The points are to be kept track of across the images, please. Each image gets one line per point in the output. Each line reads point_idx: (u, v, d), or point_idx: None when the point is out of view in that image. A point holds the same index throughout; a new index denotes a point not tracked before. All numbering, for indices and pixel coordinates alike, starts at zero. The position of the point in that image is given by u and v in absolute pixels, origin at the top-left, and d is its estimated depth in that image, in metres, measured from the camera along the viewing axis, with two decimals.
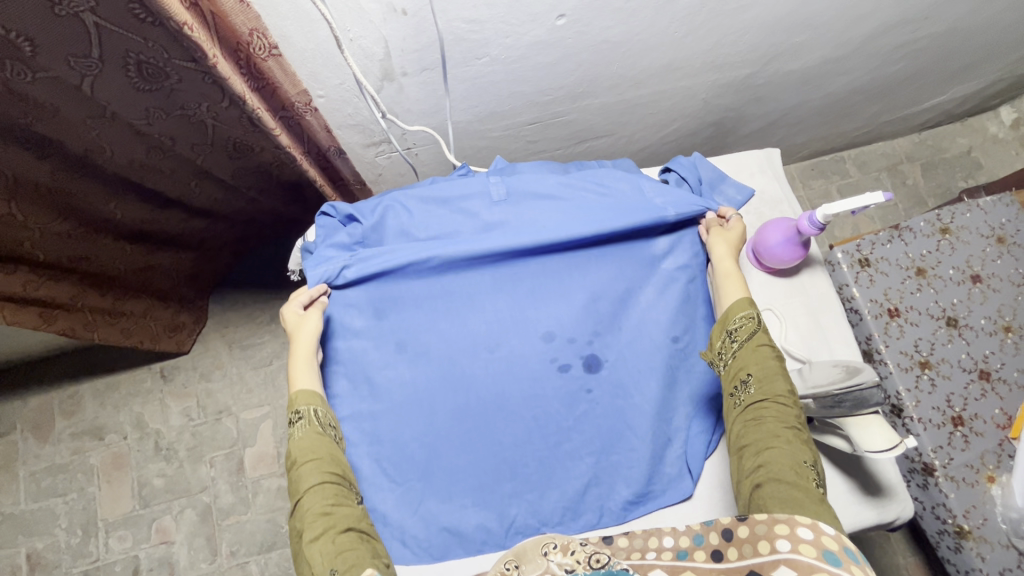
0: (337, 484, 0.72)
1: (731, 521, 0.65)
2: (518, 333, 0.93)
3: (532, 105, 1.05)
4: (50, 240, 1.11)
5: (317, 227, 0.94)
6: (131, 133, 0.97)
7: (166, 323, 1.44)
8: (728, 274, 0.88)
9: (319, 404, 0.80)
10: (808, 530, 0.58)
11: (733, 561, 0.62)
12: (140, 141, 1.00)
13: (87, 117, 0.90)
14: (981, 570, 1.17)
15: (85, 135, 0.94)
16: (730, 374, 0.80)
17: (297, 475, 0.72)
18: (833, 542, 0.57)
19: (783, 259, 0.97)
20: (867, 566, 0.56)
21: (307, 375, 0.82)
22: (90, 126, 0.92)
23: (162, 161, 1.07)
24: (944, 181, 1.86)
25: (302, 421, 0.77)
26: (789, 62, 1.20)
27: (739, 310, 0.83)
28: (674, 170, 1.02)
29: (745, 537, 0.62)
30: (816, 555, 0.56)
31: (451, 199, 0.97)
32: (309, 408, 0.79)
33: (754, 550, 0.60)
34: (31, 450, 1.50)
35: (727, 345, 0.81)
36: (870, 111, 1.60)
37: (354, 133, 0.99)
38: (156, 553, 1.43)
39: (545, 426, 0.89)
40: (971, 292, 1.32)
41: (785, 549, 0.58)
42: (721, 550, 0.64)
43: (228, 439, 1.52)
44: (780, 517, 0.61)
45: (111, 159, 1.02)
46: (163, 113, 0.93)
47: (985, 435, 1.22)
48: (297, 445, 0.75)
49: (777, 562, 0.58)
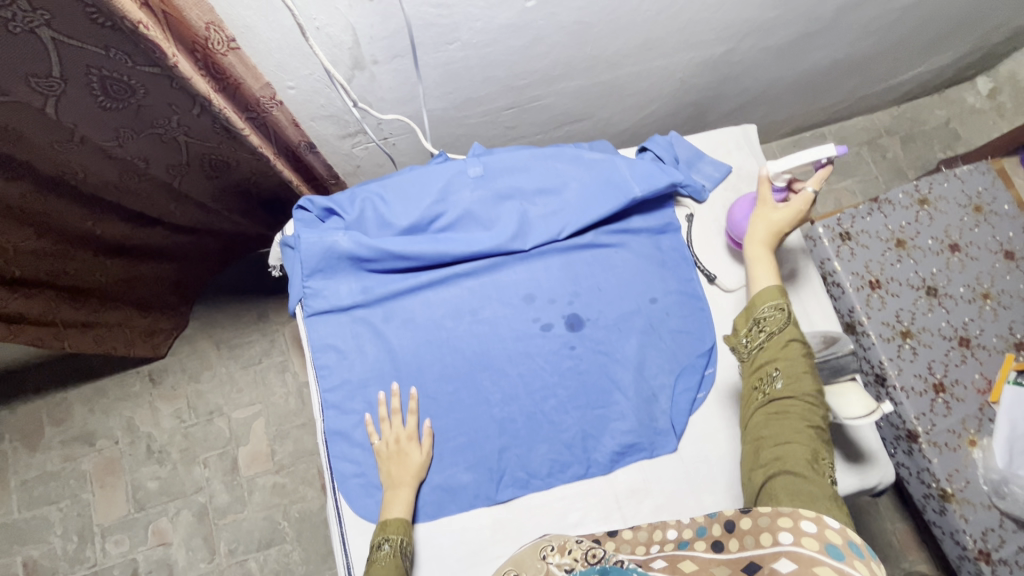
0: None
1: (734, 513, 0.67)
2: (499, 295, 0.93)
3: (507, 90, 1.05)
4: (21, 255, 1.08)
5: (296, 221, 0.93)
6: (100, 156, 0.96)
7: (141, 328, 1.42)
8: (757, 253, 0.85)
9: (408, 536, 0.79)
10: (812, 525, 0.60)
11: (733, 552, 0.64)
12: (111, 163, 0.98)
13: (53, 141, 0.88)
14: (965, 531, 1.20)
15: (54, 157, 0.92)
16: (756, 366, 0.80)
17: None
18: (837, 536, 0.59)
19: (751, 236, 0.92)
20: (871, 561, 0.58)
21: (402, 500, 0.82)
22: (57, 148, 0.90)
23: (135, 183, 1.05)
24: (923, 153, 1.87)
25: (388, 549, 0.77)
26: (763, 39, 1.20)
27: (767, 299, 0.81)
28: (649, 149, 1.01)
29: (746, 529, 0.65)
30: (818, 548, 0.58)
31: (432, 186, 0.94)
32: (399, 537, 0.78)
33: (756, 540, 0.62)
34: (22, 459, 1.49)
35: (755, 336, 0.81)
36: (849, 85, 1.61)
37: (328, 124, 0.98)
38: (154, 555, 1.43)
39: (530, 383, 0.90)
40: (950, 261, 1.35)
41: (787, 542, 0.60)
42: (722, 539, 0.66)
43: (221, 438, 1.51)
44: (783, 510, 0.63)
45: (87, 179, 1.00)
46: (134, 132, 0.92)
47: (965, 400, 1.26)
48: (377, 572, 0.74)
49: (779, 553, 0.59)
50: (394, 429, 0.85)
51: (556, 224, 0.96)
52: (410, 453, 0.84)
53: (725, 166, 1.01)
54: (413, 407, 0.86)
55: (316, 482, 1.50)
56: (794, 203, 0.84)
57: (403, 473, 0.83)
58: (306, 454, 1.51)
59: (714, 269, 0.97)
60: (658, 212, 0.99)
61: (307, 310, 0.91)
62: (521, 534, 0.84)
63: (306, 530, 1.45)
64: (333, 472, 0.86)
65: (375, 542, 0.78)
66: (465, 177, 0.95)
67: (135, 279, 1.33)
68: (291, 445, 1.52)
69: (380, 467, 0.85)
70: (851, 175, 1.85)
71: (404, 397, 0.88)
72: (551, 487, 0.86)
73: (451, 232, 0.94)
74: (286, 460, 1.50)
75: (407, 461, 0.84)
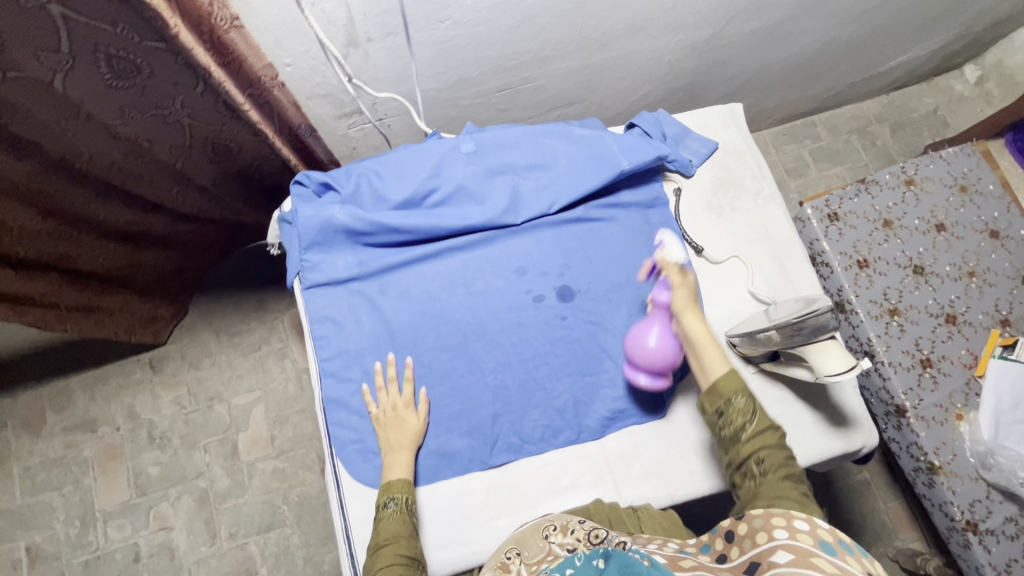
0: (404, 564, 0.74)
1: (731, 522, 0.71)
2: (491, 267, 0.96)
3: (499, 71, 1.07)
4: (30, 239, 1.10)
5: (293, 197, 0.95)
6: (106, 136, 0.98)
7: (142, 315, 1.44)
8: (705, 342, 0.80)
9: (413, 494, 0.81)
10: (804, 524, 0.65)
11: (736, 559, 0.67)
12: (116, 143, 1.01)
13: (60, 119, 0.90)
14: (952, 503, 1.22)
15: (61, 137, 0.94)
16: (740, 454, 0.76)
17: (374, 556, 0.75)
18: (827, 535, 0.63)
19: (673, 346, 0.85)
20: (863, 555, 0.62)
21: (402, 463, 0.83)
22: (64, 127, 0.92)
23: (138, 166, 1.08)
24: (912, 140, 1.90)
25: (394, 507, 0.79)
26: (750, 21, 1.22)
27: (730, 382, 0.78)
28: (637, 125, 1.03)
29: (744, 533, 0.68)
30: (812, 543, 0.62)
31: (426, 162, 0.96)
32: (403, 496, 0.80)
33: (753, 541, 0.66)
34: (24, 446, 1.51)
35: (729, 422, 0.77)
36: (837, 71, 1.63)
37: (324, 103, 1.00)
38: (155, 539, 1.45)
39: (523, 352, 0.92)
40: (936, 240, 1.37)
41: (784, 537, 0.64)
42: (725, 551, 0.70)
43: (221, 424, 1.54)
44: (775, 511, 0.67)
45: (92, 162, 1.02)
46: (139, 111, 0.94)
47: (952, 375, 1.28)
48: (384, 528, 0.77)
49: (776, 547, 0.63)
50: (391, 397, 0.87)
51: (547, 198, 0.98)
52: (407, 419, 0.86)
53: (712, 143, 1.04)
54: (408, 375, 0.89)
55: (316, 466, 1.52)
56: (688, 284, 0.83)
57: (401, 437, 0.85)
58: (305, 439, 1.53)
59: (701, 241, 1.00)
60: (646, 186, 1.02)
61: (305, 282, 0.93)
62: (515, 497, 0.87)
63: (306, 514, 1.47)
64: (332, 439, 0.89)
65: (380, 503, 0.80)
66: (459, 153, 0.97)
67: (138, 266, 1.36)
68: (290, 430, 1.54)
69: (377, 435, 0.87)
70: (842, 162, 1.87)
71: (400, 366, 0.91)
72: (544, 452, 0.89)
73: (445, 207, 0.96)
74: (286, 445, 1.52)
75: (405, 427, 0.86)
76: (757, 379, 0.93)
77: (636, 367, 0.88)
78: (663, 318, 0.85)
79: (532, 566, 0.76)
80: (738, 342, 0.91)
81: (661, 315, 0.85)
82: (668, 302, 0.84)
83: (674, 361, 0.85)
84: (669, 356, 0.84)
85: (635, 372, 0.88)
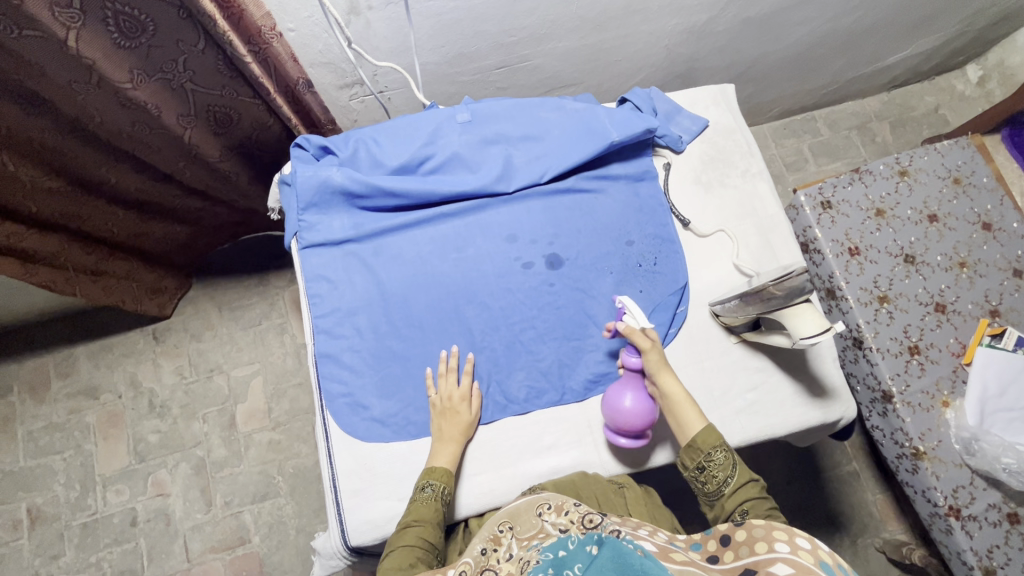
0: (424, 549, 0.77)
1: (729, 528, 0.71)
2: (482, 233, 0.98)
3: (497, 47, 1.11)
4: (40, 196, 1.13)
5: (292, 159, 0.98)
6: (115, 104, 0.99)
7: (148, 286, 1.47)
8: (682, 401, 0.84)
9: (451, 485, 0.83)
10: (806, 543, 0.63)
11: (730, 563, 0.68)
12: (125, 112, 1.02)
13: (71, 82, 0.92)
14: (936, 489, 1.23)
15: (74, 99, 0.96)
16: (726, 508, 0.80)
17: (401, 532, 0.78)
18: (827, 557, 0.61)
19: (647, 414, 0.85)
20: None
21: (445, 453, 0.85)
22: (76, 90, 0.94)
23: (147, 136, 1.08)
24: (911, 138, 1.91)
25: (431, 492, 0.82)
26: (747, 8, 1.24)
27: (708, 439, 0.82)
28: (629, 100, 1.06)
29: (742, 540, 0.68)
30: (813, 561, 0.60)
31: (422, 131, 1.00)
32: (441, 486, 0.82)
33: (750, 549, 0.66)
34: (28, 410, 1.54)
35: (710, 478, 0.81)
36: (837, 65, 1.65)
37: (326, 72, 1.04)
38: (153, 504, 1.49)
39: (510, 315, 0.95)
40: (928, 230, 1.38)
41: (784, 551, 0.63)
42: (717, 553, 0.71)
43: (220, 395, 1.57)
44: (778, 525, 0.66)
45: (103, 126, 1.04)
46: (146, 75, 0.96)
47: (939, 363, 1.29)
48: (416, 510, 0.80)
49: (775, 558, 0.62)
50: (449, 386, 0.89)
51: (539, 168, 1.01)
52: (461, 412, 0.88)
53: (702, 120, 1.06)
54: (468, 369, 0.90)
55: (311, 439, 1.54)
56: (655, 351, 0.86)
57: (453, 429, 0.87)
58: (301, 412, 1.56)
59: (688, 214, 1.02)
60: (637, 160, 1.04)
61: (302, 243, 0.97)
62: (496, 454, 0.90)
63: (300, 485, 1.50)
64: (322, 391, 0.92)
65: (419, 485, 0.83)
66: (454, 122, 1.01)
67: (146, 236, 1.38)
68: (287, 403, 1.57)
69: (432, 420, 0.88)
70: (840, 158, 1.89)
71: (462, 360, 0.93)
72: (528, 412, 0.92)
73: (440, 174, 0.99)
74: (282, 418, 1.55)
75: (458, 418, 0.87)
76: (737, 349, 0.96)
77: (613, 430, 0.88)
78: (636, 381, 0.87)
79: (523, 541, 0.76)
80: (721, 312, 0.94)
81: (633, 379, 0.87)
82: (639, 366, 0.87)
83: (652, 420, 0.86)
84: (644, 418, 0.84)
85: (614, 435, 0.88)
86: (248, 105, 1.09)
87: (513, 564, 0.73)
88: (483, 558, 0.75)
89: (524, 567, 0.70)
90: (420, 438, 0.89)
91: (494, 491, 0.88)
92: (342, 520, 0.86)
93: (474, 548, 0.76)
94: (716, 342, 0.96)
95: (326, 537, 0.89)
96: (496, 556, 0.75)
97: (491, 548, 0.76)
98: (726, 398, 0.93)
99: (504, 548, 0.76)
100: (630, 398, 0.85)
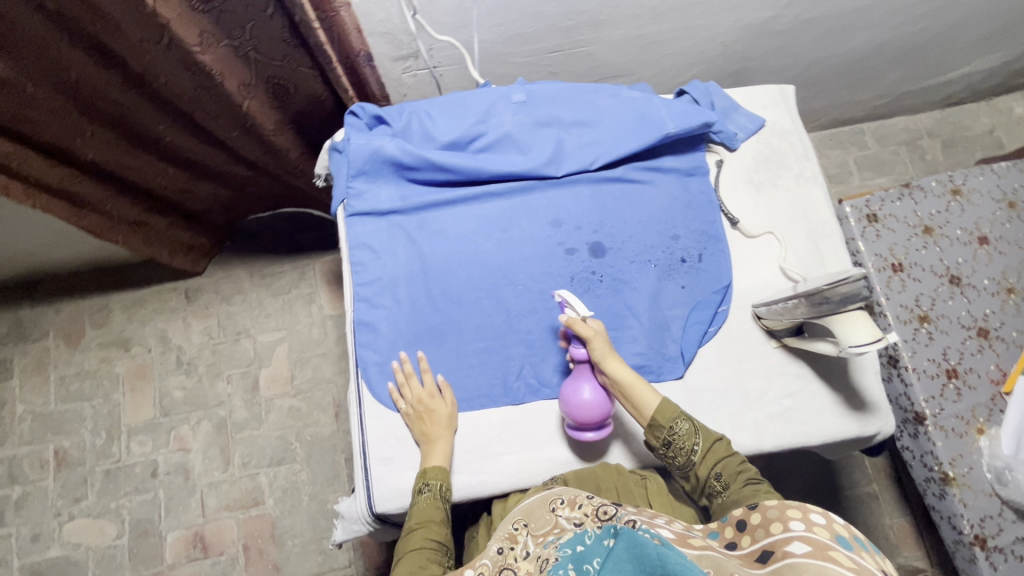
0: (434, 550, 0.78)
1: (744, 512, 0.69)
2: (528, 215, 0.98)
3: (554, 30, 1.10)
4: (96, 145, 1.15)
5: (346, 126, 0.99)
6: (180, 66, 0.98)
7: (184, 242, 1.49)
8: (633, 382, 0.85)
9: (447, 482, 0.84)
10: (820, 518, 0.62)
11: (747, 547, 0.65)
12: (189, 77, 1.01)
13: (143, 40, 0.92)
14: (963, 516, 1.20)
15: (142, 57, 0.96)
16: (703, 476, 0.81)
17: (405, 537, 0.79)
18: (844, 529, 0.61)
19: (600, 405, 0.85)
20: (875, 554, 0.60)
21: (433, 450, 0.86)
22: (147, 48, 0.94)
23: (206, 102, 1.07)
24: (962, 159, 1.86)
25: (428, 493, 0.82)
26: (811, 9, 1.21)
27: (668, 413, 0.83)
28: (687, 92, 1.04)
29: (757, 523, 0.67)
30: (829, 536, 0.59)
31: (476, 108, 0.99)
32: (438, 482, 0.83)
33: (766, 531, 0.64)
34: (62, 355, 1.59)
35: (682, 455, 0.82)
36: (894, 77, 1.59)
37: (384, 42, 1.04)
38: (174, 458, 1.52)
39: (550, 300, 0.94)
40: (977, 253, 1.31)
41: (799, 529, 0.61)
42: (735, 539, 0.68)
43: (246, 358, 1.59)
44: (792, 503, 0.65)
45: (167, 86, 1.03)
46: (216, 39, 0.96)
47: (977, 389, 1.24)
48: (417, 513, 0.81)
49: (791, 537, 0.61)
50: (414, 390, 0.88)
51: (589, 155, 1.00)
52: (435, 409, 0.87)
53: (759, 119, 1.04)
54: (424, 368, 0.90)
55: (330, 410, 1.56)
56: (596, 335, 0.86)
57: (435, 427, 0.87)
58: (323, 382, 1.57)
59: (737, 213, 1.01)
60: (690, 154, 1.03)
61: (349, 210, 0.97)
62: (528, 436, 0.90)
63: (316, 453, 1.51)
64: (357, 359, 0.93)
65: (416, 487, 0.83)
66: (509, 102, 1.00)
67: (190, 195, 1.38)
68: (310, 371, 1.58)
69: (410, 428, 0.88)
70: (886, 173, 1.84)
71: (414, 361, 0.92)
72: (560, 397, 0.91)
73: (490, 153, 0.99)
74: (304, 385, 1.57)
75: (436, 416, 0.87)
76: (777, 353, 0.94)
77: (576, 428, 0.87)
78: (588, 372, 0.87)
79: (539, 537, 0.75)
80: (764, 315, 0.93)
81: (584, 370, 0.87)
82: (587, 355, 0.87)
83: (610, 409, 0.86)
84: (603, 408, 0.85)
85: (579, 431, 0.87)
86: (308, 80, 1.09)
87: (531, 563, 0.71)
88: (500, 557, 0.75)
89: (544, 564, 0.68)
90: (408, 443, 0.89)
91: (522, 472, 0.88)
92: (369, 486, 0.87)
93: (491, 549, 0.76)
94: (755, 345, 0.94)
95: (351, 501, 0.90)
96: (514, 554, 0.74)
97: (508, 546, 0.75)
98: (762, 401, 0.92)
99: (521, 546, 0.75)
100: (584, 391, 0.85)
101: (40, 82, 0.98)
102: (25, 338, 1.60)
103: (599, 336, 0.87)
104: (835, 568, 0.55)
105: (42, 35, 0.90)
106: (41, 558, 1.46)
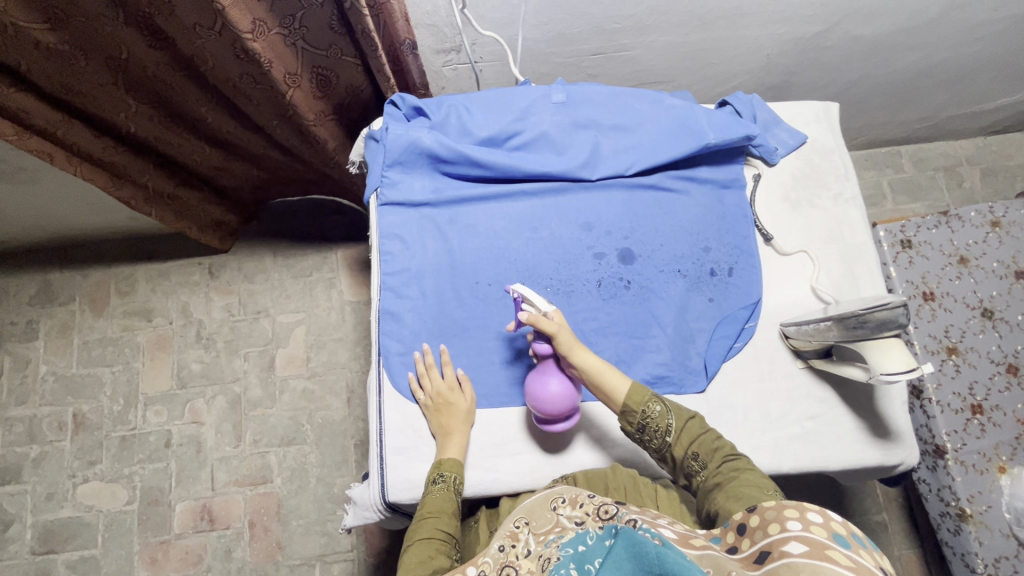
0: (442, 539, 0.78)
1: (744, 514, 0.65)
2: (560, 216, 0.98)
3: (598, 32, 1.09)
4: (140, 120, 1.17)
5: (385, 115, 1.00)
6: (230, 53, 0.99)
7: (213, 219, 1.50)
8: (601, 369, 0.83)
9: (462, 475, 0.84)
10: (817, 516, 0.59)
11: (747, 549, 0.61)
12: (238, 64, 1.02)
13: (196, 25, 0.93)
14: (977, 554, 1.17)
15: (193, 41, 0.97)
16: (680, 457, 0.79)
17: (416, 526, 0.79)
18: (840, 527, 0.58)
19: (566, 398, 0.84)
20: (873, 551, 0.58)
21: (450, 441, 0.86)
22: (199, 34, 0.95)
23: (251, 91, 1.08)
24: (1001, 188, 1.80)
25: (442, 484, 0.82)
26: (860, 26, 1.18)
27: (638, 397, 0.82)
28: (730, 104, 1.03)
29: (756, 524, 0.63)
30: (827, 536, 0.57)
31: (515, 106, 0.99)
32: (451, 474, 0.83)
33: (763, 532, 0.61)
34: (86, 321, 1.62)
35: (659, 440, 0.81)
36: (939, 99, 1.55)
37: (428, 34, 1.05)
38: (187, 430, 1.55)
39: (576, 303, 0.94)
40: (1013, 287, 1.27)
41: (797, 528, 0.59)
42: (736, 543, 0.63)
43: (264, 337, 1.61)
44: (790, 502, 0.62)
45: (214, 71, 1.04)
46: (268, 27, 0.95)
47: (1002, 427, 1.20)
48: (430, 502, 0.81)
49: (789, 537, 0.58)
50: (434, 382, 0.88)
51: (626, 160, 0.99)
52: (454, 402, 0.88)
53: (800, 136, 1.03)
54: (445, 360, 0.90)
55: (342, 395, 1.57)
56: (557, 332, 0.84)
57: (452, 420, 0.87)
58: (337, 366, 1.59)
59: (772, 230, 0.99)
60: (728, 167, 1.01)
61: (382, 199, 0.98)
62: (544, 437, 0.90)
63: (326, 436, 1.53)
64: (379, 346, 0.93)
65: (431, 478, 0.83)
66: (548, 101, 1.00)
67: (223, 172, 1.39)
68: (325, 355, 1.59)
69: (428, 419, 0.88)
70: (921, 198, 1.80)
71: (435, 353, 0.92)
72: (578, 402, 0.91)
73: (526, 151, 0.98)
74: (319, 368, 1.58)
75: (454, 409, 0.87)
76: (802, 374, 0.93)
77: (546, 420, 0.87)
78: (554, 366, 0.86)
79: (540, 535, 0.73)
80: (793, 334, 0.91)
81: (550, 365, 0.86)
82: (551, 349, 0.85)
83: (577, 399, 0.86)
84: (570, 399, 0.85)
85: (550, 423, 0.87)
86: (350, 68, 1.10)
87: (532, 561, 0.70)
88: (501, 555, 0.73)
89: (546, 564, 0.67)
90: (426, 433, 0.89)
91: (536, 473, 0.88)
92: (383, 474, 0.88)
93: (493, 547, 0.74)
94: (780, 363, 0.93)
95: (363, 487, 0.90)
96: (515, 552, 0.72)
97: (509, 544, 0.73)
98: (783, 421, 0.90)
99: (522, 544, 0.73)
100: (551, 386, 0.84)
101: (93, 57, 1.01)
102: (53, 301, 1.63)
103: (561, 330, 0.84)
104: (832, 568, 0.54)
105: (98, 11, 0.92)
106: (54, 516, 1.49)
